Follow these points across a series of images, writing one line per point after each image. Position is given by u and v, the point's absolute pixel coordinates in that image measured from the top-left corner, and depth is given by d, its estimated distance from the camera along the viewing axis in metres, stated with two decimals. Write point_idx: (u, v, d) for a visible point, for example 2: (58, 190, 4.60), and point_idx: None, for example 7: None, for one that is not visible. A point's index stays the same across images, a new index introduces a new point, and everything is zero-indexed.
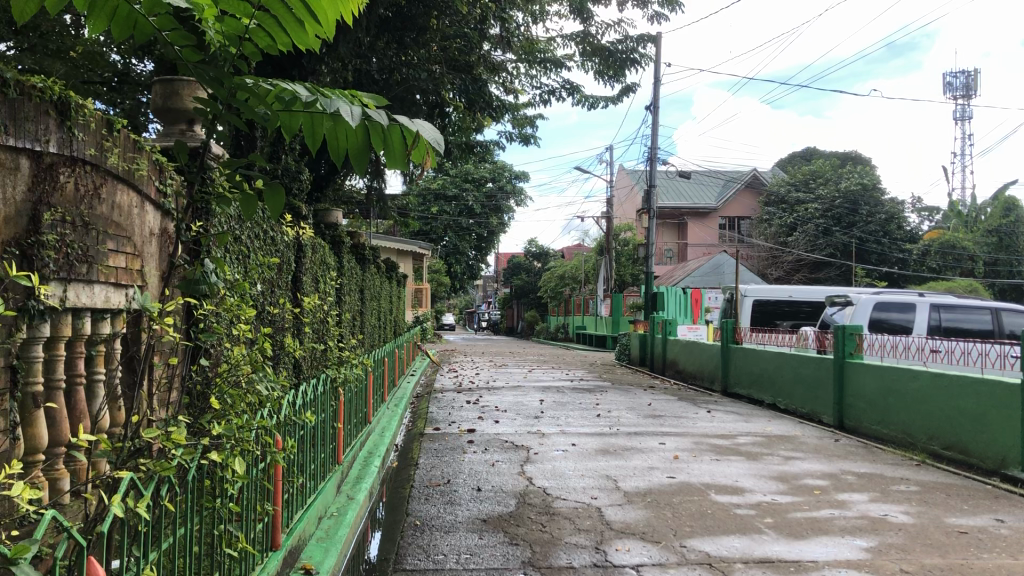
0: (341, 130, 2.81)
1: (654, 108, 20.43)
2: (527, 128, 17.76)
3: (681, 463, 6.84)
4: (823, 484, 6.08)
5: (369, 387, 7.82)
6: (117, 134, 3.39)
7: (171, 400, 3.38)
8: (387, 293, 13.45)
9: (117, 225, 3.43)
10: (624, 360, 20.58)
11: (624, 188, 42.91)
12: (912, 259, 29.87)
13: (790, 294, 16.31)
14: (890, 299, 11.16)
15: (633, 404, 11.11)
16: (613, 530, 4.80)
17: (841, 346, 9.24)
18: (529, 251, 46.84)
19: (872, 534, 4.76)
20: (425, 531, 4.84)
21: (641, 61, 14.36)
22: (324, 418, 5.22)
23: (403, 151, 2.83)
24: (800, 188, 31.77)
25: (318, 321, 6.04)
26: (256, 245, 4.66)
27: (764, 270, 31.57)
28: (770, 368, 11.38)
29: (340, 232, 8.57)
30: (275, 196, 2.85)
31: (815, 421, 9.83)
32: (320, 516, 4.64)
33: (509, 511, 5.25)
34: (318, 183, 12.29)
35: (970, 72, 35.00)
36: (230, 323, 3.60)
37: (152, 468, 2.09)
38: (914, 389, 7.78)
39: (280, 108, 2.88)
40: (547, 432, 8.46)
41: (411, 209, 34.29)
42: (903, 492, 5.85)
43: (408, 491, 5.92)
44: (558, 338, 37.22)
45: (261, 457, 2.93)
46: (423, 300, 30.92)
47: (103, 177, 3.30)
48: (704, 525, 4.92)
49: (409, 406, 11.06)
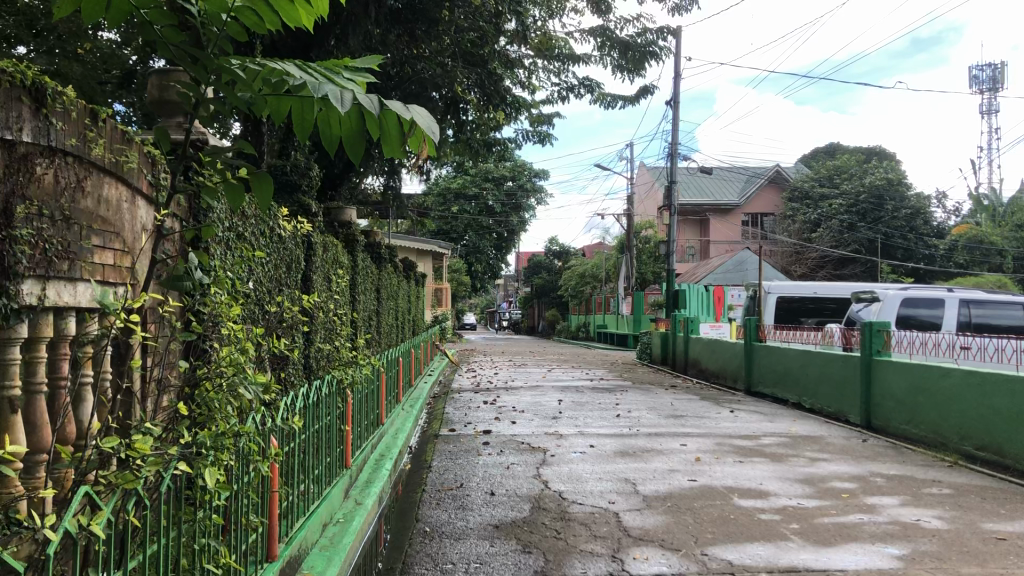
0: (334, 116, 2.60)
1: (674, 104, 20.15)
2: (545, 125, 17.52)
3: (704, 465, 6.60)
4: (852, 488, 5.82)
5: (382, 388, 7.64)
6: (103, 124, 3.20)
7: (159, 403, 3.20)
8: (404, 293, 13.29)
9: (104, 220, 3.25)
10: (645, 359, 20.31)
11: (645, 185, 42.57)
12: (939, 254, 29.43)
13: (814, 292, 15.99)
14: (918, 294, 10.86)
15: (654, 404, 10.86)
16: (631, 537, 4.59)
17: (868, 343, 8.97)
18: (549, 250, 46.48)
19: (904, 541, 4.52)
20: (435, 539, 4.64)
21: (660, 54, 14.07)
22: (331, 422, 5.05)
23: (399, 137, 2.63)
24: (825, 184, 31.34)
25: (326, 324, 5.87)
26: (259, 242, 4.50)
27: (788, 267, 31.21)
28: (795, 366, 11.09)
29: (353, 230, 8.40)
30: (263, 185, 2.65)
31: (841, 421, 9.55)
32: (325, 524, 4.46)
33: (522, 517, 5.05)
34: (332, 180, 12.24)
35: (997, 64, 34.43)
36: (223, 323, 3.42)
37: (115, 483, 1.94)
38: (945, 387, 7.50)
39: (268, 92, 2.67)
40: (564, 433, 8.25)
41: (430, 208, 34.19)
42: (935, 496, 5.60)
43: (420, 495, 5.74)
44: (580, 337, 37.01)
45: (247, 464, 2.76)
46: (443, 299, 30.77)
47: (88, 169, 3.11)
48: (727, 532, 4.69)
49: (425, 407, 10.88)
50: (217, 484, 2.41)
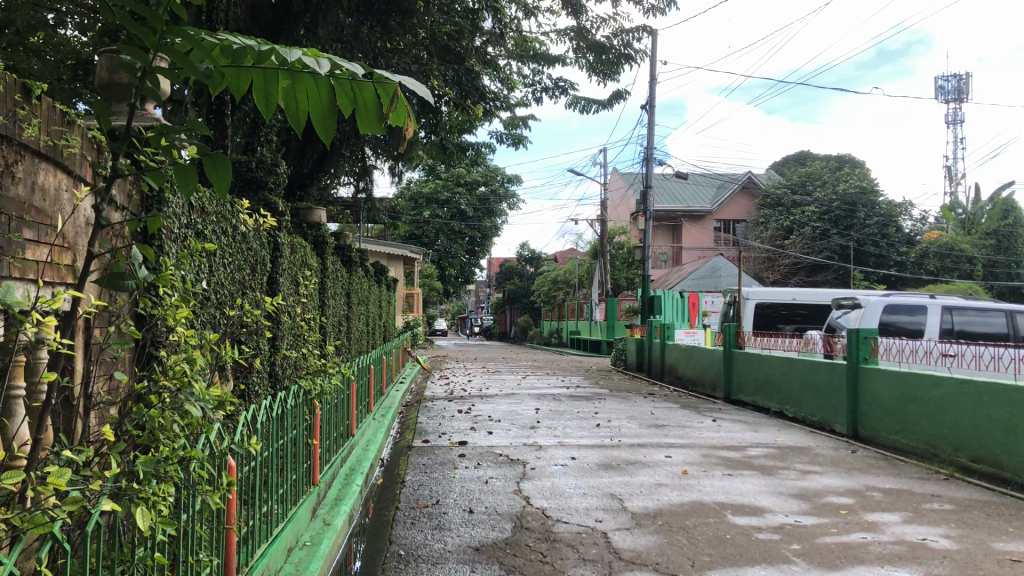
0: (300, 89, 2.31)
1: (649, 109, 19.92)
2: (517, 128, 17.14)
3: (691, 479, 6.28)
4: (849, 503, 5.53)
5: (353, 398, 7.27)
6: (36, 102, 2.80)
7: (97, 419, 2.81)
8: (375, 298, 12.89)
9: (38, 211, 2.87)
10: (620, 365, 20.02)
11: (618, 190, 42.37)
12: (910, 261, 29.51)
13: (792, 298, 15.80)
14: (899, 301, 10.63)
15: (633, 413, 10.53)
16: (622, 561, 4.26)
17: (855, 351, 8.70)
18: (522, 256, 46.19)
19: (915, 563, 4.22)
20: (410, 564, 4.27)
21: (636, 56, 13.76)
22: (298, 438, 4.66)
23: (376, 111, 2.37)
24: (798, 190, 31.33)
25: (292, 330, 5.47)
26: (222, 240, 4.15)
27: (760, 273, 31.00)
28: (776, 374, 10.84)
29: (323, 231, 8.00)
30: (219, 168, 2.27)
31: (827, 431, 9.28)
32: (289, 548, 4.08)
33: (504, 538, 4.69)
34: (299, 180, 11.92)
35: (963, 75, 34.60)
36: (172, 327, 3.05)
37: (21, 527, 1.58)
38: (937, 397, 7.25)
39: (225, 63, 2.33)
40: (544, 444, 7.91)
41: (401, 212, 33.70)
42: (938, 512, 5.31)
43: (393, 513, 5.37)
44: (552, 343, 36.72)
45: (193, 493, 2.37)
46: (414, 304, 30.37)
47: (19, 153, 2.72)
48: (724, 554, 4.37)
49: (397, 416, 10.49)
50: (161, 522, 2.04)
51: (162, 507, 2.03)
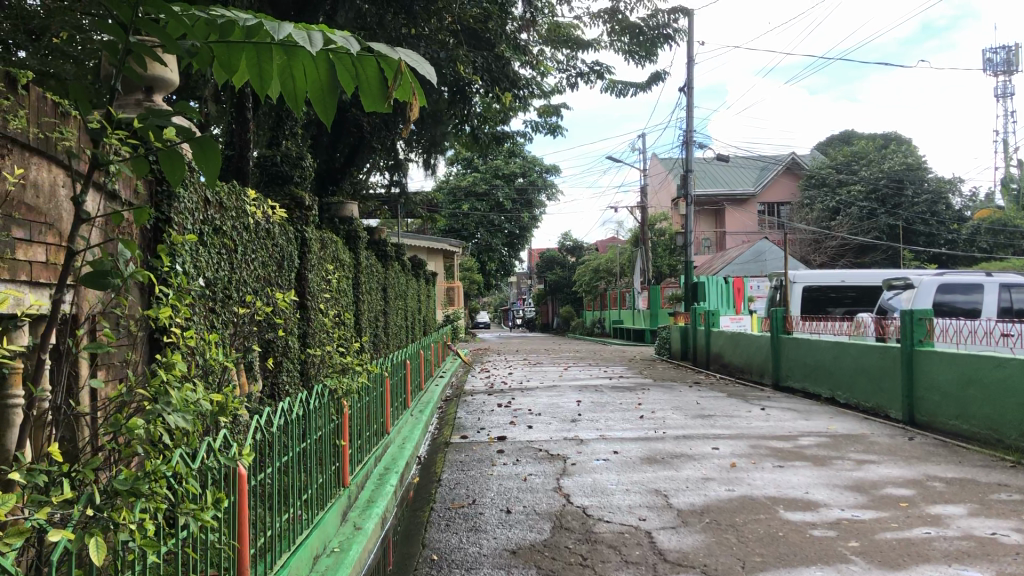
0: (297, 66, 2.10)
1: (688, 91, 19.46)
2: (554, 116, 16.86)
3: (740, 472, 6.00)
4: (909, 495, 5.22)
5: (387, 394, 7.10)
6: (23, 92, 2.60)
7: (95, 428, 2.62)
8: (413, 293, 12.76)
9: (32, 209, 2.69)
10: (664, 355, 19.68)
11: (659, 177, 41.86)
12: (962, 238, 28.71)
13: (840, 280, 15.35)
14: (954, 279, 10.17)
15: (678, 404, 10.22)
16: (667, 563, 4.00)
17: (909, 333, 8.33)
18: (563, 246, 45.97)
19: (985, 561, 3.90)
20: (443, 570, 4.05)
21: (674, 37, 13.38)
22: (324, 437, 4.49)
23: (380, 86, 2.13)
24: (842, 170, 30.60)
25: (320, 327, 5.29)
26: (241, 234, 3.96)
27: (807, 256, 30.14)
28: (827, 359, 10.47)
29: (355, 224, 7.80)
30: (208, 152, 2.04)
31: (882, 417, 8.92)
32: (316, 555, 3.88)
33: (543, 539, 4.47)
34: (327, 175, 11.78)
35: (1011, 46, 33.52)
36: (174, 326, 2.86)
37: None
38: (1000, 378, 6.87)
39: (213, 39, 2.10)
40: (585, 438, 7.67)
41: (439, 205, 33.59)
42: (1005, 503, 4.97)
43: (427, 514, 5.17)
44: (596, 333, 36.41)
45: (179, 513, 2.15)
46: (455, 299, 30.23)
47: (5, 145, 2.52)
48: (777, 553, 4.09)
49: (436, 411, 10.32)
50: (144, 544, 1.83)
51: (146, 528, 1.85)
